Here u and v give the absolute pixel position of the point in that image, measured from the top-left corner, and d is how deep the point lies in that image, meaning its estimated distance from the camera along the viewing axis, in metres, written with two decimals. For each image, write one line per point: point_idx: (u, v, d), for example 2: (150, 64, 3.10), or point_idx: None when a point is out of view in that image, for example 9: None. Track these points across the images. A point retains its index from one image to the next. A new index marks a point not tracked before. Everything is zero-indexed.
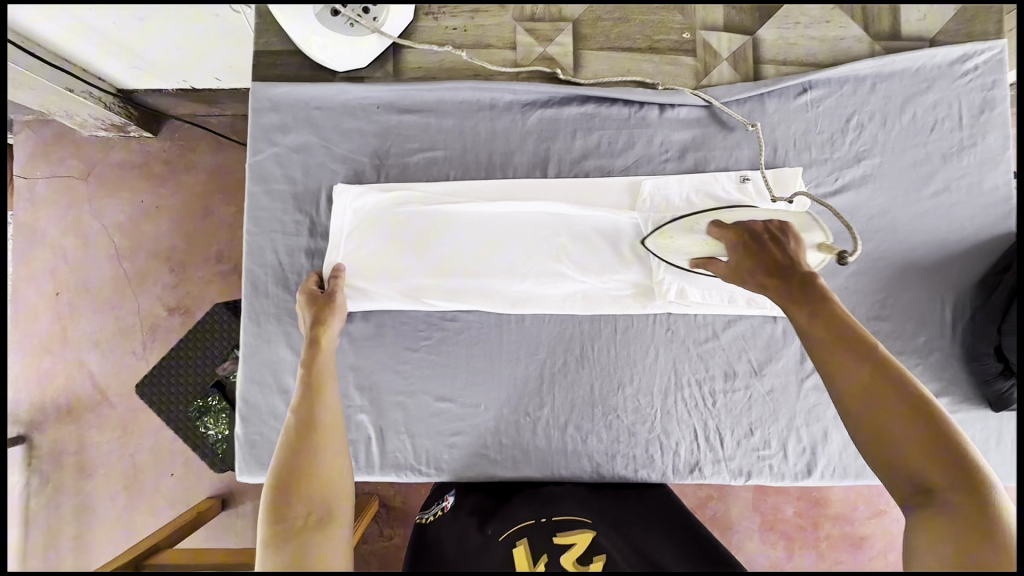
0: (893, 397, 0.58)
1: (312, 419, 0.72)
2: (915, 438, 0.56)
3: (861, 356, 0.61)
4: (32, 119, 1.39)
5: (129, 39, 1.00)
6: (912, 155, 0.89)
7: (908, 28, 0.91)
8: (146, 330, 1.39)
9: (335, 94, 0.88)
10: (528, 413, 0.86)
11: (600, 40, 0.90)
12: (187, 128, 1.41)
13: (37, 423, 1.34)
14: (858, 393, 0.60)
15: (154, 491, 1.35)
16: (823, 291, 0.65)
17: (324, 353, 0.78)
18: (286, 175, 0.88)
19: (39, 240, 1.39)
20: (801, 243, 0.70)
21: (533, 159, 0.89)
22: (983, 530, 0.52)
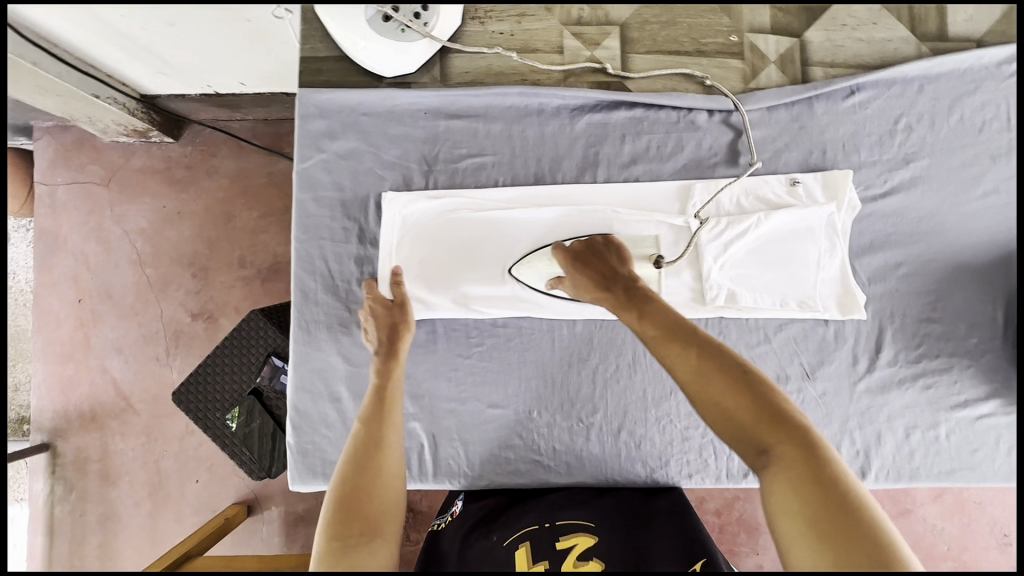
0: (722, 372, 0.65)
1: (381, 437, 0.73)
2: (743, 406, 0.63)
3: (688, 342, 0.67)
4: (53, 125, 1.38)
5: (162, 46, 1.00)
6: (961, 156, 0.89)
7: (955, 29, 0.91)
8: (169, 336, 1.38)
9: (383, 100, 0.88)
10: (581, 419, 0.86)
11: (647, 44, 0.90)
12: (207, 133, 1.40)
13: (60, 430, 1.34)
14: (695, 378, 0.65)
15: (178, 499, 1.33)
16: (642, 291, 0.75)
17: (397, 370, 0.78)
18: (335, 182, 0.87)
19: (62, 247, 1.38)
20: (624, 253, 0.81)
21: (581, 164, 0.88)
22: (822, 473, 0.58)
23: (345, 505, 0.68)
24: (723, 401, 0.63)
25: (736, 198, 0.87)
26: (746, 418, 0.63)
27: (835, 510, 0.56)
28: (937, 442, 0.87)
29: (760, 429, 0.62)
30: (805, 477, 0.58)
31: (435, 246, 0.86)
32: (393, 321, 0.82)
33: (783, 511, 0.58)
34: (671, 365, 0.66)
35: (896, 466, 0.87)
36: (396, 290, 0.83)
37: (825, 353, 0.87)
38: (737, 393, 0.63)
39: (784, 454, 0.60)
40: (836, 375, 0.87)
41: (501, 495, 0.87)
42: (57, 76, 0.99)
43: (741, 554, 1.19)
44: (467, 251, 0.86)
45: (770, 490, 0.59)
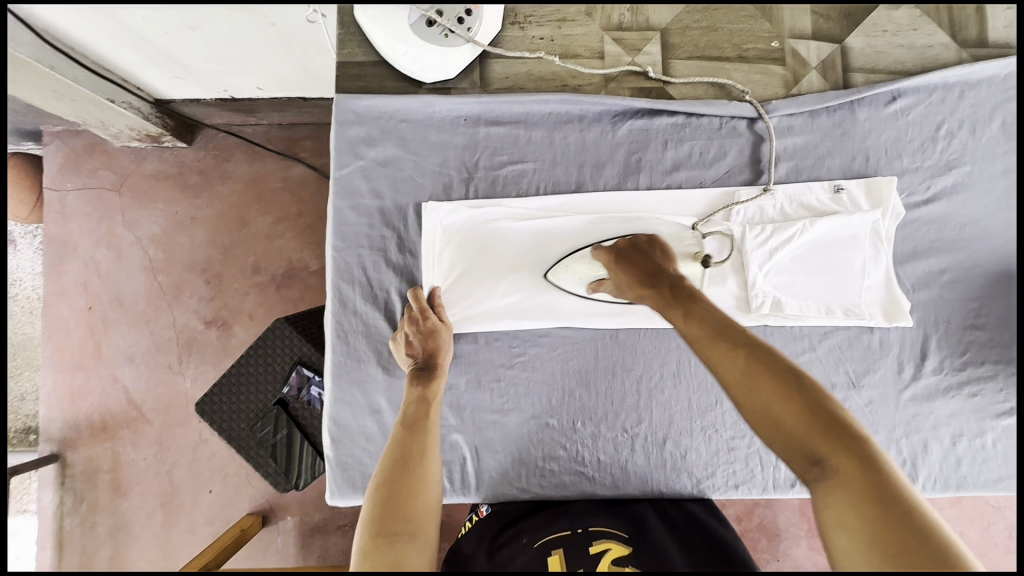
0: (772, 378, 0.62)
1: (423, 446, 0.73)
2: (794, 411, 0.60)
3: (735, 345, 0.65)
4: (63, 129, 1.36)
5: (183, 51, 0.99)
6: (1004, 162, 0.88)
7: (994, 35, 0.91)
8: (182, 343, 1.35)
9: (422, 107, 0.86)
10: (625, 430, 0.85)
11: (688, 49, 0.90)
12: (223, 138, 1.38)
13: (70, 440, 1.31)
14: (743, 381, 0.63)
15: (194, 510, 1.30)
16: (687, 290, 0.73)
17: (437, 381, 0.78)
18: (373, 190, 0.86)
19: (72, 253, 1.35)
20: (668, 252, 0.79)
21: (623, 170, 0.87)
22: (882, 486, 0.54)
23: (387, 507, 0.66)
24: (771, 404, 0.61)
25: (780, 204, 0.86)
26: (796, 426, 0.60)
27: (902, 533, 0.51)
28: (984, 450, 0.86)
29: (813, 437, 0.59)
30: (862, 494, 0.54)
31: (478, 260, 0.85)
32: (432, 335, 0.80)
33: (839, 528, 0.55)
34: (716, 367, 0.65)
35: (943, 476, 0.86)
36: (438, 308, 0.82)
37: (870, 361, 0.86)
38: (787, 399, 0.61)
39: (840, 468, 0.56)
40: (881, 383, 0.86)
41: (536, 501, 0.84)
42: (76, 82, 0.97)
43: (762, 560, 1.15)
44: (508, 264, 0.85)
45: (823, 505, 0.56)
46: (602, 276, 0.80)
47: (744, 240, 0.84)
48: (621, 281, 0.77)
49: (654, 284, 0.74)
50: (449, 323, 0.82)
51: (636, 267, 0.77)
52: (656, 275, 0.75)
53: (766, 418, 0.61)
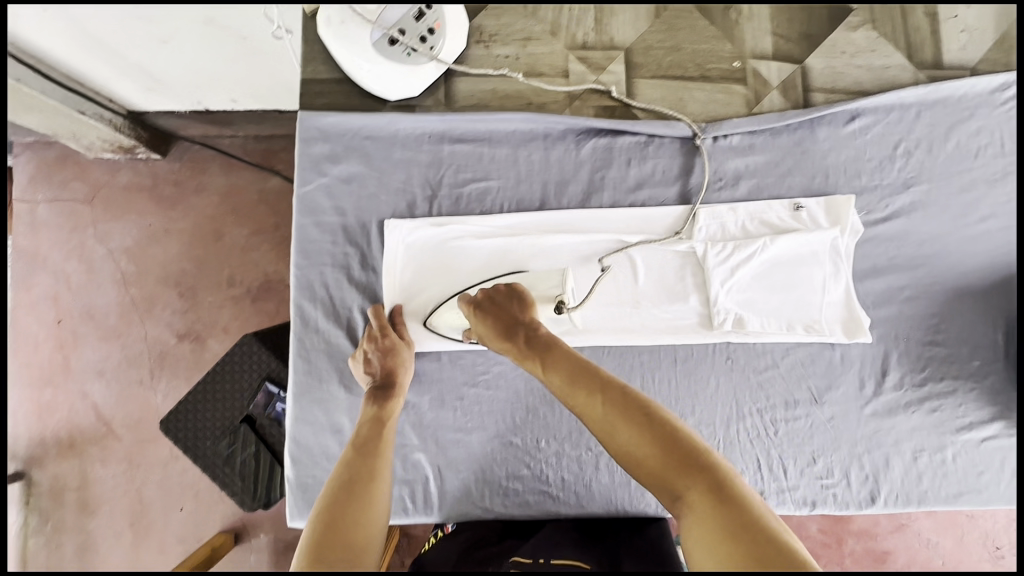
0: (628, 419, 0.66)
1: (375, 468, 0.72)
2: (648, 452, 0.64)
3: (593, 391, 0.68)
4: (33, 140, 1.34)
5: (153, 63, 0.98)
6: (958, 181, 0.90)
7: (949, 57, 0.93)
8: (153, 358, 1.33)
9: (387, 124, 0.87)
10: (590, 448, 0.84)
11: (652, 68, 0.91)
12: (197, 150, 1.37)
13: (36, 458, 1.28)
14: (605, 427, 0.67)
15: (162, 529, 1.27)
16: (550, 339, 0.74)
17: (393, 404, 0.78)
18: (336, 207, 0.85)
19: (41, 266, 1.33)
20: (527, 301, 0.78)
21: (586, 188, 0.88)
22: (730, 512, 0.56)
23: (330, 528, 0.64)
24: (629, 448, 0.65)
25: (741, 221, 0.87)
26: (654, 464, 0.63)
27: (750, 557, 0.53)
28: (945, 464, 0.87)
29: (669, 474, 0.62)
30: (716, 519, 0.56)
31: (440, 278, 0.85)
32: (393, 355, 0.80)
33: (699, 561, 0.56)
34: (582, 414, 0.69)
35: (906, 490, 0.86)
36: (401, 328, 0.82)
37: (833, 377, 0.87)
38: (644, 438, 0.64)
39: (692, 501, 0.59)
40: (843, 399, 0.87)
41: (501, 520, 0.83)
42: (41, 93, 0.96)
43: None
44: (469, 283, 0.85)
45: (686, 537, 0.58)
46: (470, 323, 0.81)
47: (706, 257, 0.85)
48: (480, 333, 0.77)
49: (513, 334, 0.75)
50: (410, 344, 0.82)
51: (490, 318, 0.77)
52: (520, 324, 0.76)
53: (630, 459, 0.65)
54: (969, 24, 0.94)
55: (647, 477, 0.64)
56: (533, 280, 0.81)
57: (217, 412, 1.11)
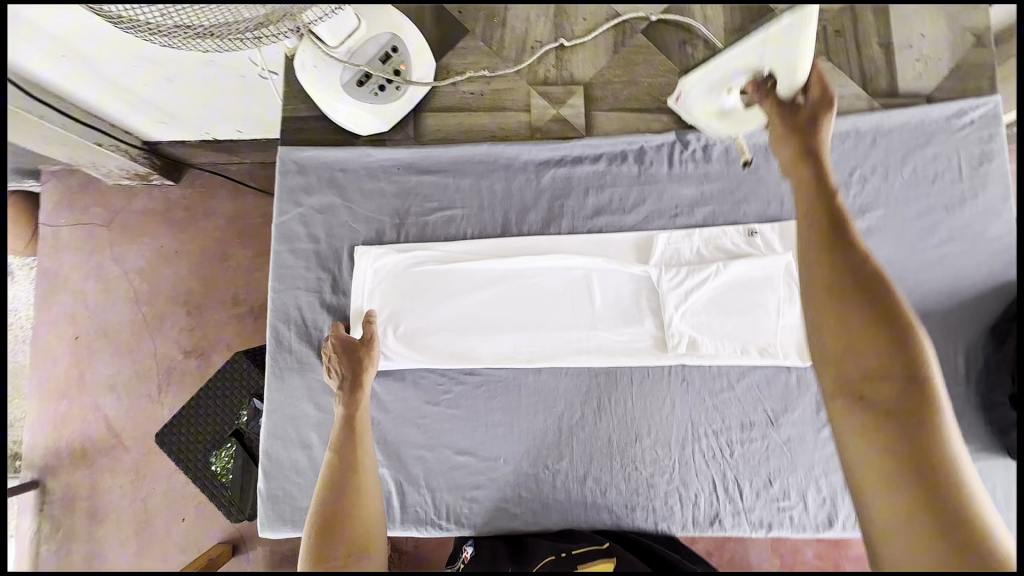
0: (853, 292, 0.54)
1: (354, 468, 0.76)
2: (869, 347, 0.53)
3: (834, 244, 0.56)
4: (60, 168, 1.44)
5: (162, 99, 1.08)
6: (915, 206, 0.92)
7: (905, 86, 0.96)
8: (161, 373, 1.41)
9: (359, 157, 0.93)
10: (547, 466, 0.87)
11: (610, 102, 0.95)
12: (206, 176, 1.46)
13: (51, 467, 1.36)
14: (818, 288, 0.56)
15: (164, 536, 1.33)
16: (824, 180, 0.59)
17: (361, 401, 0.81)
18: (310, 235, 0.92)
19: (62, 286, 1.42)
20: (820, 124, 0.62)
21: (546, 215, 0.92)
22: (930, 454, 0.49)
23: (326, 534, 0.69)
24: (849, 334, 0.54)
25: (695, 245, 0.90)
26: (879, 369, 0.52)
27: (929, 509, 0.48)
28: None
29: (879, 380, 0.52)
30: (896, 461, 0.50)
31: (407, 297, 0.89)
32: (357, 359, 0.84)
33: (860, 472, 0.53)
34: (806, 258, 0.58)
35: None
36: (366, 328, 0.86)
37: (789, 400, 0.88)
38: (865, 324, 0.53)
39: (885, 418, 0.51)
40: (800, 422, 0.87)
41: (462, 534, 0.87)
42: (68, 130, 1.06)
43: None
44: (429, 297, 0.89)
45: (847, 445, 0.54)
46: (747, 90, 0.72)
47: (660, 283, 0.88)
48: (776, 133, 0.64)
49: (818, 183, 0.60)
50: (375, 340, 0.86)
51: (780, 110, 0.64)
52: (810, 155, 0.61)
53: (815, 327, 0.56)
54: (923, 52, 0.96)
55: (826, 352, 0.55)
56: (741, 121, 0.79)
57: (208, 428, 1.17)
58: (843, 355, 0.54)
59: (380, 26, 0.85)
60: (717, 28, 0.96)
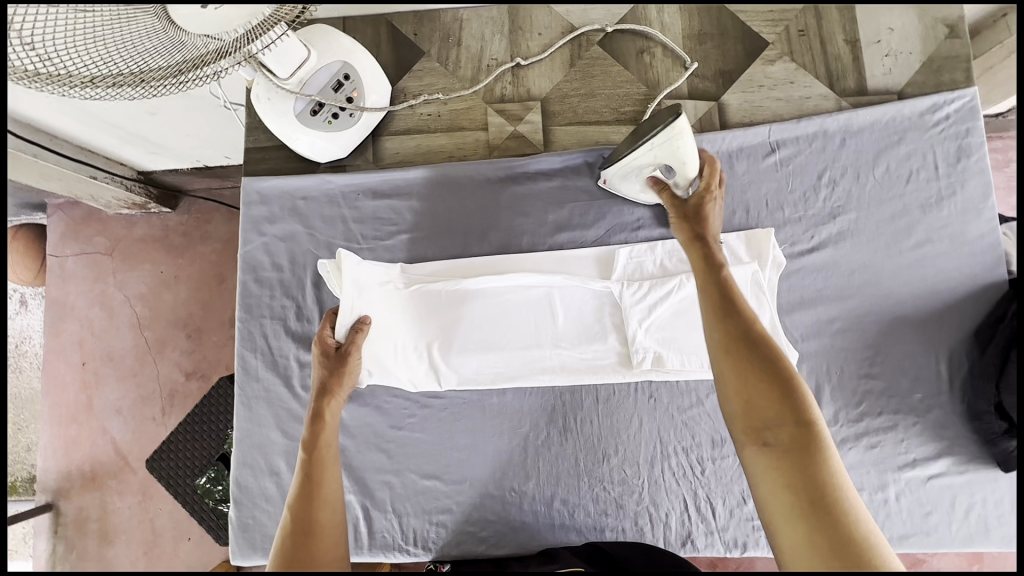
0: (744, 351, 0.66)
1: (312, 520, 0.69)
2: (759, 395, 0.64)
3: (729, 309, 0.68)
4: (64, 201, 1.46)
5: (145, 131, 1.10)
6: (890, 208, 0.88)
7: (875, 83, 0.93)
8: (165, 397, 1.42)
9: (319, 185, 0.94)
10: (513, 488, 0.86)
11: (568, 116, 0.94)
12: (203, 203, 1.46)
13: (64, 490, 1.38)
14: (723, 350, 0.67)
15: (172, 555, 1.35)
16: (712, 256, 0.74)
17: (325, 434, 0.77)
18: (274, 264, 0.93)
19: (68, 314, 1.45)
20: (705, 214, 0.78)
21: (507, 234, 0.91)
22: (820, 487, 0.57)
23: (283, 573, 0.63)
24: (746, 385, 0.64)
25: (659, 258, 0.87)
26: (770, 415, 0.62)
27: (828, 539, 0.54)
28: (886, 504, 0.83)
29: (770, 424, 0.62)
30: (795, 495, 0.58)
31: (395, 312, 0.86)
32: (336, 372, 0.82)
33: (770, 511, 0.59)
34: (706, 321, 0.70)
35: None
36: (356, 337, 0.82)
37: None
38: (757, 377, 0.64)
39: (779, 456, 0.60)
40: None
41: (431, 558, 0.86)
42: (57, 163, 1.08)
43: None
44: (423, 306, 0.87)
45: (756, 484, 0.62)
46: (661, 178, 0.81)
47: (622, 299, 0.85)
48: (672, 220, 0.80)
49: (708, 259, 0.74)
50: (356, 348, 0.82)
51: (676, 200, 0.80)
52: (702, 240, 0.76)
53: (723, 383, 0.66)
54: (893, 47, 0.92)
55: (733, 403, 0.65)
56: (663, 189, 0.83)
57: (196, 452, 1.19)
58: (749, 407, 0.64)
59: (332, 56, 0.85)
60: (675, 34, 0.94)
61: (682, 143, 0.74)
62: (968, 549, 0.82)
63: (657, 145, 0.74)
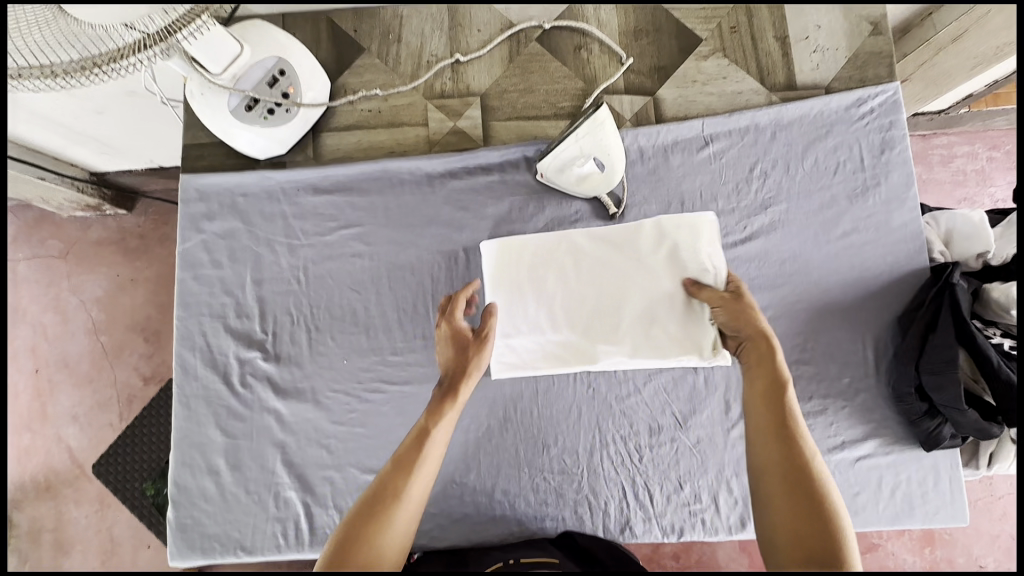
0: (797, 481, 0.62)
1: (398, 490, 0.64)
2: (801, 525, 0.60)
3: (791, 434, 0.64)
4: (15, 204, 1.39)
5: (92, 129, 1.07)
6: (818, 198, 0.91)
7: (803, 78, 0.96)
8: (122, 401, 1.35)
9: (258, 181, 0.94)
10: (454, 480, 0.86)
11: (508, 111, 0.96)
12: (161, 205, 1.41)
13: (16, 501, 1.30)
14: (768, 473, 0.63)
15: (131, 565, 1.28)
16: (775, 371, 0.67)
17: (449, 415, 0.69)
18: (213, 261, 0.92)
19: (20, 318, 1.37)
20: (751, 308, 0.71)
21: (447, 228, 0.92)
22: None
23: (343, 536, 0.61)
24: (788, 512, 0.61)
25: None
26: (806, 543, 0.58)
27: None
28: None
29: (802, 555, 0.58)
30: None
31: (551, 293, 0.84)
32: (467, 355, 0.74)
33: None
34: (755, 445, 0.66)
35: None
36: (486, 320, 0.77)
37: (696, 402, 0.87)
38: (797, 504, 0.60)
39: None
40: (708, 423, 0.87)
41: None
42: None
43: None
44: (608, 289, 0.82)
45: None
46: (590, 169, 0.84)
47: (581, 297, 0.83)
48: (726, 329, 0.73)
49: (775, 370, 0.67)
50: (486, 346, 0.75)
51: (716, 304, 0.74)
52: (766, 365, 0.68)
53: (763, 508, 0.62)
54: (820, 43, 0.96)
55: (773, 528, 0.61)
56: (595, 182, 0.85)
57: (146, 456, 1.17)
58: (796, 535, 0.59)
59: (265, 52, 0.85)
60: (612, 30, 0.96)
61: (604, 134, 0.80)
62: (896, 528, 0.84)
63: (580, 137, 0.80)
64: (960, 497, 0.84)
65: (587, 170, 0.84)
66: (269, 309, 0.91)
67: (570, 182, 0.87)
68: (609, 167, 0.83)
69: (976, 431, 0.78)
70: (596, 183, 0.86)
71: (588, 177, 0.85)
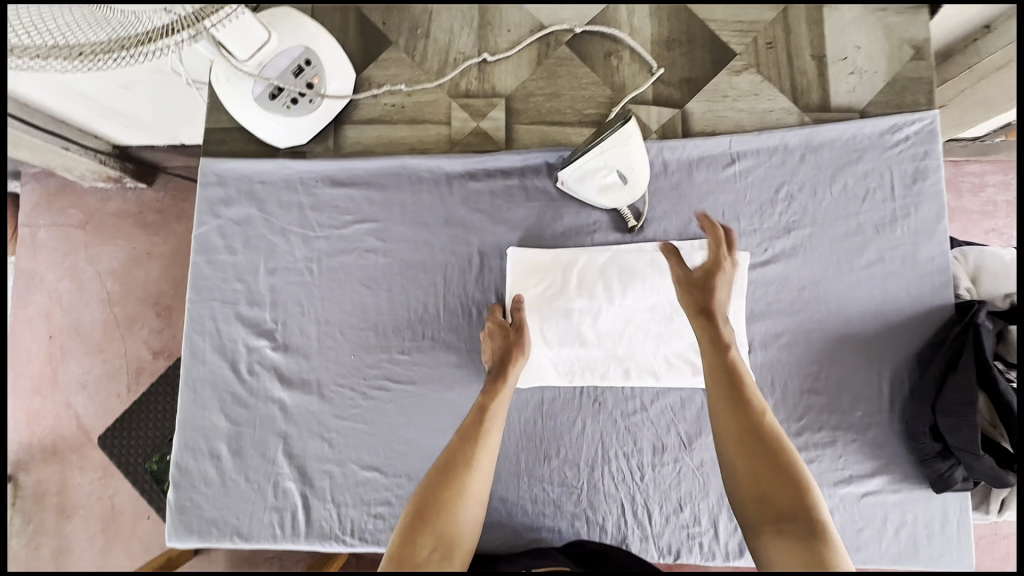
0: (755, 438, 0.68)
1: (471, 459, 0.72)
2: (767, 476, 0.66)
3: (739, 394, 0.71)
4: (39, 170, 1.41)
5: (117, 103, 1.07)
6: (844, 225, 0.88)
7: (838, 100, 0.93)
8: (132, 372, 1.37)
9: (277, 170, 0.93)
10: None
11: (533, 114, 0.94)
12: (181, 181, 1.42)
13: (24, 462, 1.32)
14: (729, 434, 0.70)
15: (130, 533, 1.30)
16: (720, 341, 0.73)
17: (502, 396, 0.77)
18: (227, 246, 0.92)
19: (37, 285, 1.38)
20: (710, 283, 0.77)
21: (463, 229, 0.91)
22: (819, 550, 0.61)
23: (422, 508, 0.68)
24: (754, 469, 0.67)
25: (604, 259, 0.87)
26: (774, 492, 0.65)
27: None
28: None
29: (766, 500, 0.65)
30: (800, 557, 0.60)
31: (570, 305, 0.86)
32: (513, 345, 0.82)
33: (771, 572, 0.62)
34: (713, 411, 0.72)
35: None
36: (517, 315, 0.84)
37: (703, 423, 0.86)
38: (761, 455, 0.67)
39: (791, 526, 0.63)
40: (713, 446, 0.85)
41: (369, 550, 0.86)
42: (24, 133, 1.04)
43: None
44: (630, 304, 0.86)
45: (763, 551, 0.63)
46: (613, 181, 0.82)
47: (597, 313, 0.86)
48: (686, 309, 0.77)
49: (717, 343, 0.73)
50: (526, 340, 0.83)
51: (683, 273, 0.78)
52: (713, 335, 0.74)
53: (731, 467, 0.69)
54: (859, 65, 0.93)
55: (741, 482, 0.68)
56: (616, 194, 0.83)
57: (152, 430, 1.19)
58: (758, 485, 0.66)
59: (293, 40, 0.84)
60: (644, 39, 0.95)
61: (630, 149, 0.79)
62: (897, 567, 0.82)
63: (605, 149, 0.79)
64: (964, 539, 0.82)
65: (610, 180, 0.82)
66: (280, 299, 0.91)
67: (591, 193, 0.84)
68: (632, 180, 0.81)
69: (988, 478, 0.76)
70: (618, 196, 0.83)
71: (609, 188, 0.83)
